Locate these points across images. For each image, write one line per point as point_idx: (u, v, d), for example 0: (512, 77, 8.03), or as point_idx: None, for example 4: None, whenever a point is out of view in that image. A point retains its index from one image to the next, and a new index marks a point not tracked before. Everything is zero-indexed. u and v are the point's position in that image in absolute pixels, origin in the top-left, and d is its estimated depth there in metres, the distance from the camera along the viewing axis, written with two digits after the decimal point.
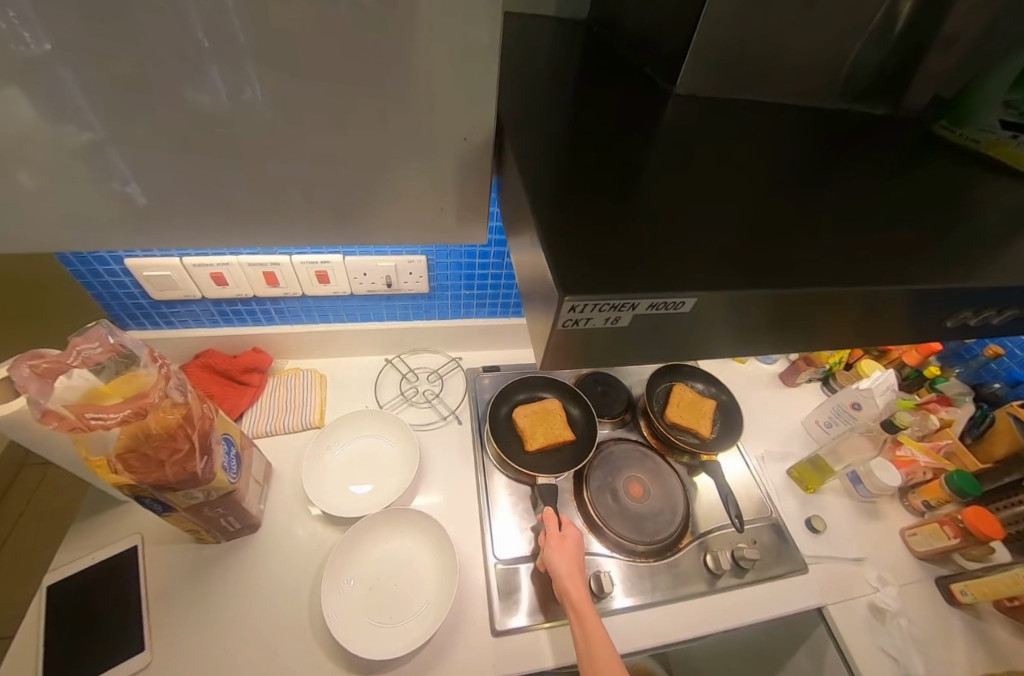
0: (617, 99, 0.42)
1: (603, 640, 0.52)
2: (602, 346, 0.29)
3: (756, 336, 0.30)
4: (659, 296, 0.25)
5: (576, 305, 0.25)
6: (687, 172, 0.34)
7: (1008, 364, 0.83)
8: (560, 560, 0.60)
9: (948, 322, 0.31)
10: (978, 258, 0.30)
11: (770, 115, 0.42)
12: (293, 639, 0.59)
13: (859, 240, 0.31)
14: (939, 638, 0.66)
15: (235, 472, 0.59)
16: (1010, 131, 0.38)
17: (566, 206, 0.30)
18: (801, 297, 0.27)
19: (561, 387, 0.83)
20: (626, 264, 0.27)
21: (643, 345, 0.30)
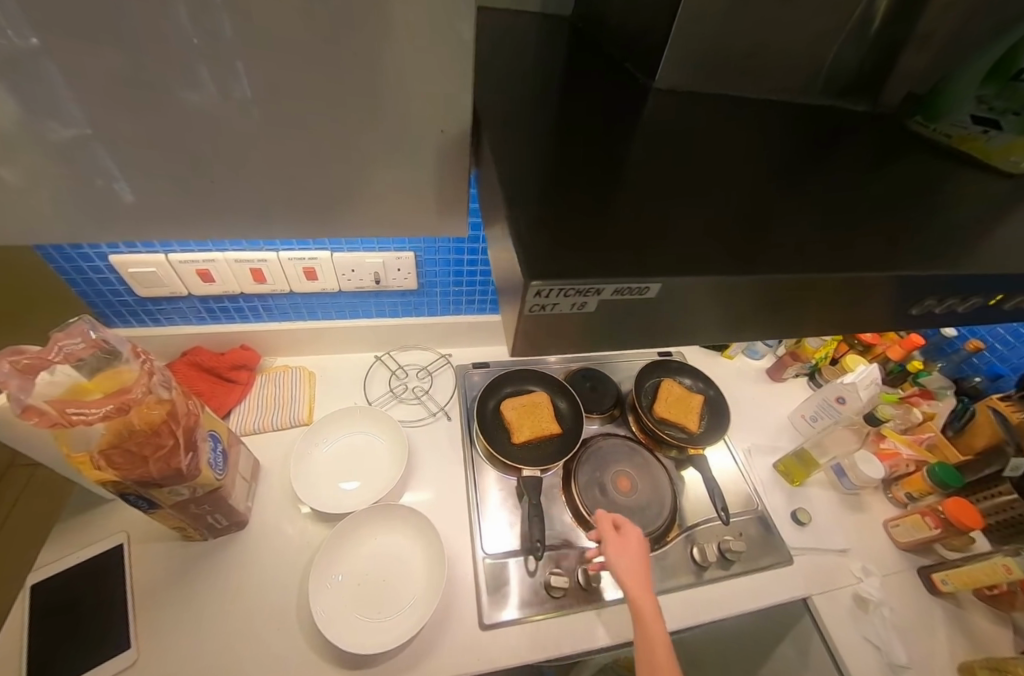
0: (600, 94, 0.43)
1: (660, 635, 0.53)
2: (574, 332, 0.29)
3: (736, 324, 0.31)
4: (625, 282, 0.26)
5: (540, 290, 0.25)
6: (666, 166, 0.35)
7: (989, 358, 0.85)
8: (621, 558, 0.60)
9: (918, 310, 0.32)
10: (951, 250, 0.31)
11: (749, 111, 0.43)
12: (282, 634, 0.59)
13: (832, 234, 0.31)
14: (921, 626, 0.67)
15: (221, 469, 0.59)
16: (980, 126, 0.38)
17: (547, 196, 0.30)
18: (779, 285, 0.28)
19: (549, 382, 0.84)
20: (595, 251, 0.27)
21: (616, 332, 0.30)
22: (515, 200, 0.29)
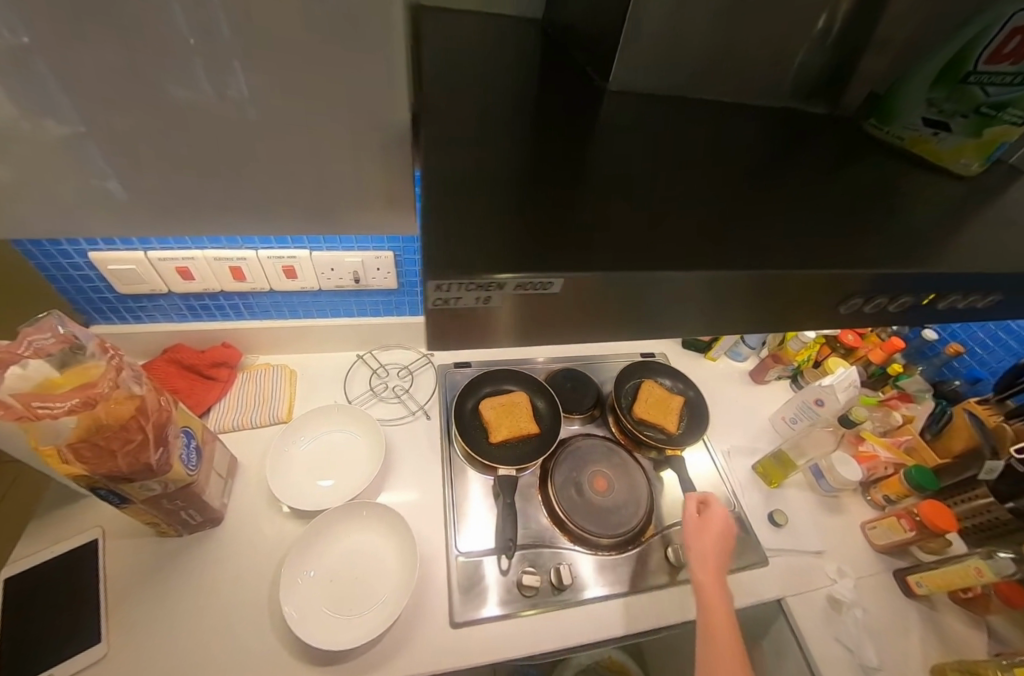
0: (563, 93, 0.43)
1: (723, 612, 0.57)
2: (484, 329, 0.28)
3: (717, 318, 0.31)
4: (527, 278, 0.25)
5: (441, 284, 0.24)
6: (617, 165, 0.35)
7: (968, 362, 0.86)
8: (698, 539, 0.63)
9: (855, 309, 0.32)
10: (894, 250, 0.31)
11: (709, 112, 0.43)
12: (252, 631, 0.59)
13: (778, 234, 0.31)
14: (894, 629, 0.67)
15: (194, 465, 0.60)
16: (932, 127, 0.37)
17: (473, 191, 0.29)
18: (747, 283, 0.29)
19: (527, 381, 0.84)
20: (500, 245, 0.26)
21: (527, 332, 0.28)
22: (452, 189, 0.29)
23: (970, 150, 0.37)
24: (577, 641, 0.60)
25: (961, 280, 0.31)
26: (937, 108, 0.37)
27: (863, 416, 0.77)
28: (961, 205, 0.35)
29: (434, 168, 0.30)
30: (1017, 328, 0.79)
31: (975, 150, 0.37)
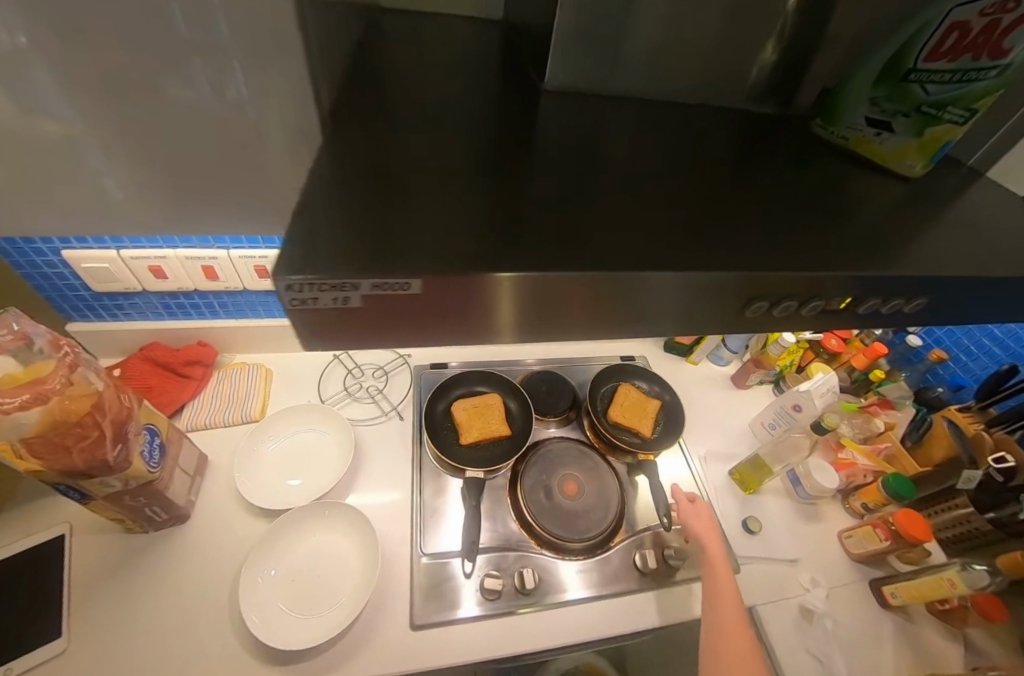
0: (512, 90, 0.42)
1: (731, 588, 0.60)
2: (340, 331, 0.24)
3: (698, 320, 0.29)
4: (386, 278, 0.22)
5: (287, 287, 0.20)
6: (567, 160, 0.34)
7: (953, 369, 0.84)
8: (697, 520, 0.68)
9: (767, 312, 0.30)
10: (832, 249, 0.30)
11: (659, 111, 0.43)
12: (212, 629, 0.59)
13: (714, 229, 0.30)
14: (868, 641, 0.66)
15: (156, 462, 0.60)
16: (875, 127, 0.34)
17: (372, 180, 0.27)
18: (731, 282, 0.27)
19: (499, 383, 0.84)
20: (435, 244, 0.24)
21: (390, 335, 0.25)
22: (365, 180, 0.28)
23: (912, 150, 0.34)
24: (567, 641, 0.60)
25: (904, 280, 0.29)
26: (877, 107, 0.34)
27: (835, 421, 0.77)
28: (911, 203, 0.34)
29: (354, 157, 0.29)
30: (1001, 334, 0.77)
31: (918, 151, 0.34)
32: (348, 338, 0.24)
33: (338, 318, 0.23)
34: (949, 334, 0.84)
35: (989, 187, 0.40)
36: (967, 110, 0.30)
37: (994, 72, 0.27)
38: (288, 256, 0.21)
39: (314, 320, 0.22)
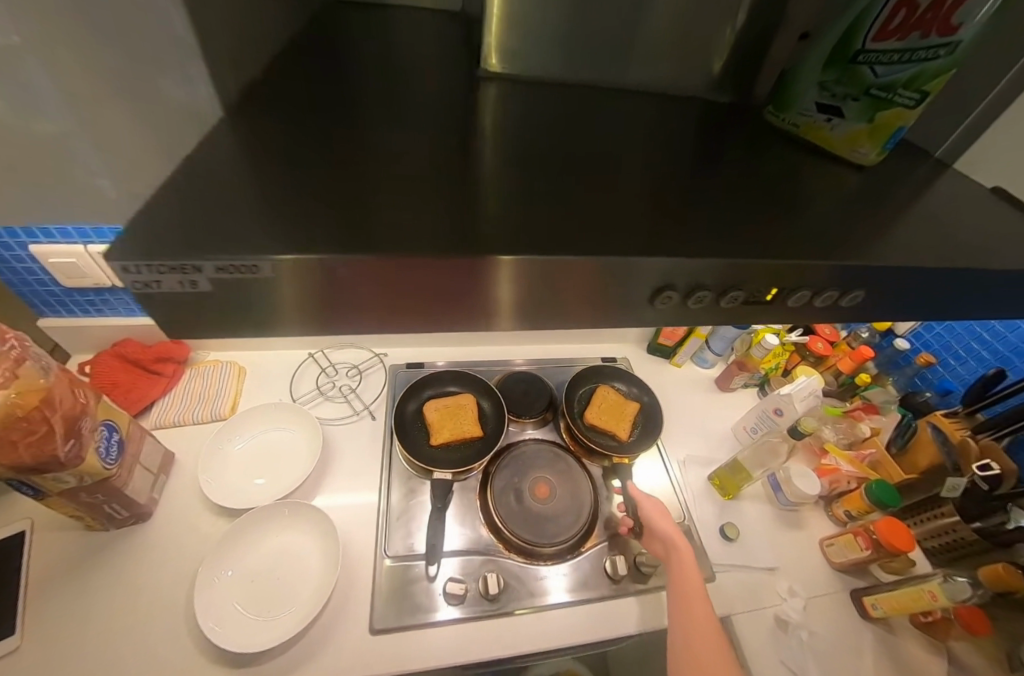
0: (462, 79, 0.41)
1: (697, 578, 0.59)
2: (200, 316, 0.23)
3: (687, 314, 0.29)
4: (238, 260, 0.20)
5: (124, 268, 0.19)
6: (538, 146, 0.33)
7: (941, 373, 0.82)
8: (652, 509, 0.66)
9: (678, 303, 0.27)
10: (777, 238, 0.28)
11: (612, 101, 0.42)
12: (166, 631, 0.57)
13: (656, 219, 0.28)
14: (847, 654, 0.63)
15: (113, 458, 0.59)
16: (824, 113, 0.33)
17: (279, 164, 0.26)
18: (724, 268, 0.26)
19: (471, 382, 0.83)
20: (419, 232, 0.23)
21: (262, 322, 0.24)
22: (276, 163, 0.27)
23: (864, 137, 0.32)
24: (553, 645, 0.59)
25: (849, 275, 0.28)
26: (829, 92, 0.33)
27: (813, 427, 0.73)
28: (868, 192, 0.32)
29: (275, 143, 0.28)
30: (989, 337, 0.75)
31: (870, 137, 0.32)
32: (349, 323, 0.24)
33: (330, 302, 0.23)
34: (938, 337, 0.82)
35: (955, 180, 0.38)
36: (918, 92, 0.28)
37: (943, 50, 0.25)
38: (272, 243, 0.21)
39: (308, 305, 0.23)
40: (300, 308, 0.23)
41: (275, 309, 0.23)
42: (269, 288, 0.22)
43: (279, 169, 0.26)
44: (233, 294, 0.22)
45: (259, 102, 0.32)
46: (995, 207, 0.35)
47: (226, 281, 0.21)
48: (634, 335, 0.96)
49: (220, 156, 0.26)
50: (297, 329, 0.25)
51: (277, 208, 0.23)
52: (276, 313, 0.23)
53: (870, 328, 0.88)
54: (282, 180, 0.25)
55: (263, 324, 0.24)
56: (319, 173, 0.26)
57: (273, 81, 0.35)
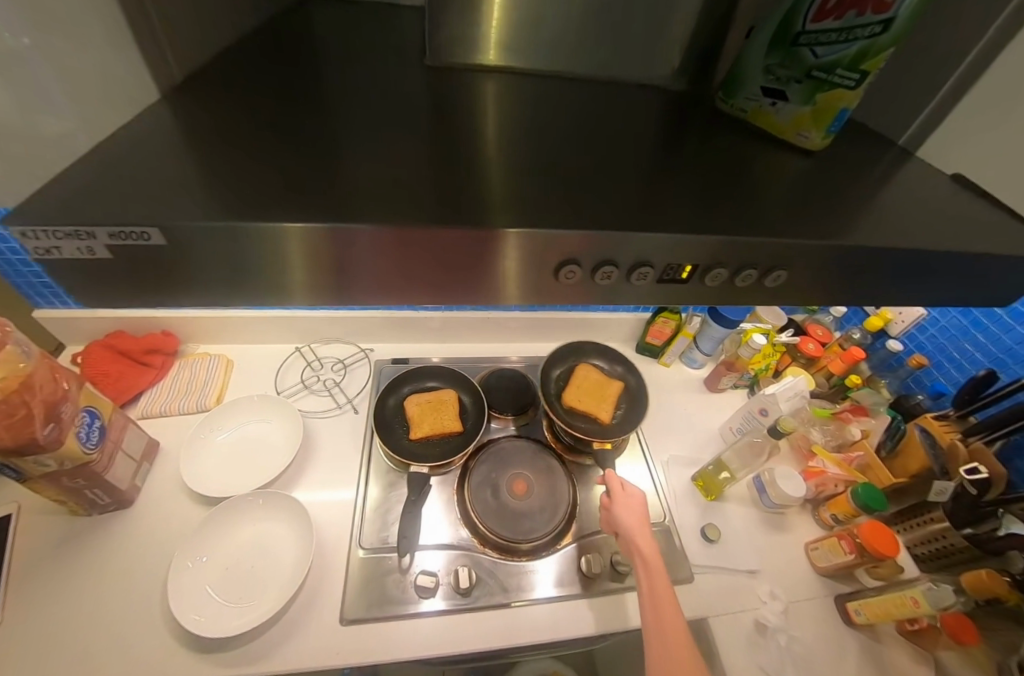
0: (427, 68, 0.41)
1: (670, 597, 0.55)
2: (124, 280, 0.26)
3: (666, 294, 0.33)
4: (203, 229, 0.24)
5: (21, 234, 0.22)
6: (534, 132, 0.35)
7: (935, 376, 0.80)
8: (628, 516, 0.62)
9: (585, 278, 0.30)
10: (712, 225, 0.29)
11: (580, 93, 0.43)
12: (142, 617, 0.58)
13: (605, 205, 0.29)
14: (828, 662, 0.61)
15: (94, 443, 0.60)
16: (769, 97, 0.35)
17: (246, 149, 0.29)
18: (715, 247, 0.29)
19: (451, 377, 0.83)
20: (414, 206, 0.27)
21: (212, 286, 0.27)
22: (238, 153, 0.29)
23: (808, 120, 0.34)
24: (529, 640, 0.59)
25: None
26: (774, 77, 0.35)
27: (794, 427, 0.70)
28: (809, 187, 0.33)
29: (236, 136, 0.30)
30: (983, 339, 0.73)
31: (813, 121, 0.34)
32: (355, 288, 0.29)
33: (338, 269, 0.27)
34: (929, 338, 0.80)
35: (913, 174, 0.38)
36: (857, 72, 0.29)
37: (880, 26, 0.27)
38: (288, 214, 0.25)
39: (317, 270, 0.27)
40: (313, 272, 0.27)
41: (286, 273, 0.27)
42: (282, 250, 0.26)
43: (288, 152, 0.30)
44: (240, 257, 0.26)
45: (216, 93, 0.33)
46: (949, 199, 0.35)
47: (226, 241, 0.25)
48: (622, 334, 0.95)
49: (170, 152, 0.27)
50: (307, 294, 0.29)
51: (274, 188, 0.27)
52: (288, 277, 0.27)
53: (862, 328, 0.87)
54: (298, 160, 0.29)
55: (277, 289, 0.28)
56: (315, 155, 0.30)
57: (235, 73, 0.36)
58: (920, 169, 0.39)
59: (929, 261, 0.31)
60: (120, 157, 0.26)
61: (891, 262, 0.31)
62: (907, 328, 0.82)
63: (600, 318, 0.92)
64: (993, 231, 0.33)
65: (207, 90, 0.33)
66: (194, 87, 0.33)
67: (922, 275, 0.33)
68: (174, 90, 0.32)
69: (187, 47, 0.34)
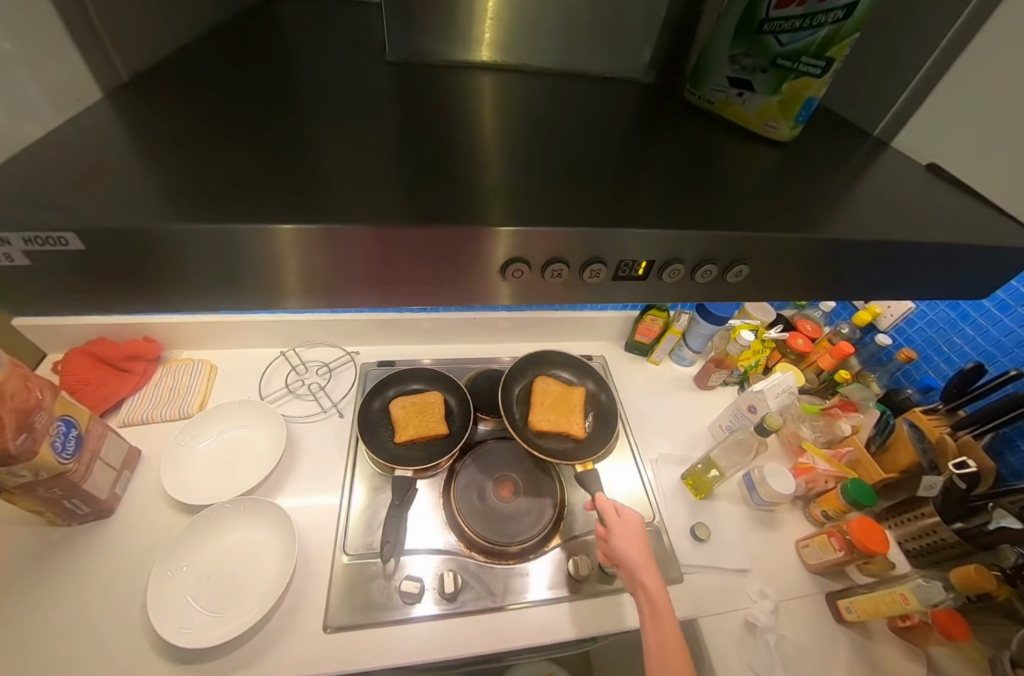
0: (395, 65, 0.40)
1: (676, 637, 0.51)
2: (93, 282, 0.25)
3: (649, 290, 0.33)
4: (194, 232, 0.24)
5: None
6: (522, 128, 0.35)
7: (923, 370, 0.79)
8: (630, 546, 0.58)
9: (532, 276, 0.29)
10: (689, 219, 0.29)
11: (555, 87, 0.42)
12: (123, 629, 0.57)
13: (580, 201, 0.29)
14: (820, 659, 0.61)
15: (70, 452, 0.58)
16: (737, 88, 0.35)
17: (186, 147, 0.28)
18: (712, 241, 0.29)
19: (435, 379, 0.82)
20: (376, 206, 0.26)
21: (193, 290, 0.27)
22: (184, 153, 0.28)
23: (775, 110, 0.34)
24: (520, 643, 0.58)
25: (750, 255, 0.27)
26: (740, 67, 0.34)
27: (781, 424, 0.69)
28: (781, 179, 0.33)
29: (189, 134, 0.29)
30: (972, 332, 0.72)
31: (781, 111, 0.33)
32: (344, 288, 0.29)
33: (329, 270, 0.27)
34: (917, 331, 0.80)
35: (888, 164, 0.37)
36: (824, 58, 0.30)
37: (843, 11, 0.27)
38: (280, 214, 0.25)
39: (313, 271, 0.27)
40: (303, 272, 0.27)
41: (278, 272, 0.27)
42: (278, 254, 0.26)
43: (263, 151, 0.29)
44: (231, 258, 0.25)
45: (168, 93, 0.32)
46: (925, 190, 0.34)
47: (220, 242, 0.24)
48: (611, 332, 0.94)
49: (113, 153, 0.26)
50: (297, 297, 0.29)
51: (218, 183, 0.26)
52: (282, 279, 0.27)
53: (851, 323, 0.85)
54: (271, 158, 0.29)
55: (269, 289, 0.28)
56: (272, 150, 0.29)
57: (188, 72, 0.35)
58: (896, 160, 0.38)
59: (902, 252, 0.31)
60: (57, 157, 0.25)
61: (861, 256, 0.31)
62: (896, 322, 0.81)
63: (588, 317, 0.91)
64: (970, 222, 0.32)
65: (159, 90, 0.32)
66: (145, 88, 0.32)
67: (899, 266, 0.32)
68: (122, 91, 0.31)
69: (137, 44, 0.33)
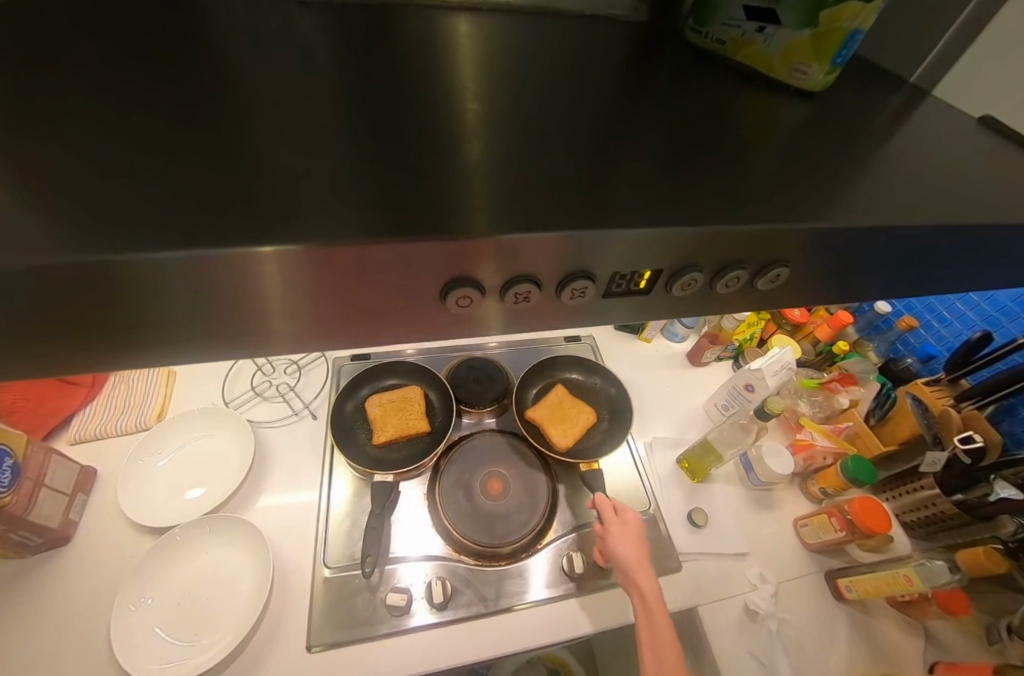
0: (321, 8, 0.32)
1: (671, 649, 0.48)
2: (22, 331, 0.19)
3: (641, 303, 0.27)
4: (170, 264, 0.18)
5: None
6: (485, 85, 0.27)
7: (923, 337, 0.76)
8: (627, 548, 0.55)
9: (492, 301, 0.24)
10: (706, 204, 0.23)
11: (527, 29, 0.34)
12: (88, 664, 0.53)
13: (570, 189, 0.22)
14: (819, 640, 0.60)
15: (8, 484, 0.50)
16: (757, 22, 0.29)
17: (21, 124, 0.21)
18: (751, 237, 0.23)
19: (417, 373, 0.76)
20: (348, 211, 0.20)
21: (117, 342, 0.21)
22: (24, 139, 0.20)
23: (807, 51, 0.28)
24: (518, 648, 0.56)
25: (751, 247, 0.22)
26: None
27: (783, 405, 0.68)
28: (804, 143, 0.27)
29: (31, 111, 0.21)
30: (976, 297, 0.69)
31: (818, 53, 0.28)
32: (341, 325, 0.23)
33: (319, 299, 0.21)
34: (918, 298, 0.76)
35: (922, 122, 0.31)
36: None
37: None
38: (251, 233, 0.19)
39: (301, 307, 0.21)
40: (309, 305, 0.22)
41: (264, 311, 0.21)
42: (254, 285, 0.20)
43: (155, 132, 0.22)
44: (203, 297, 0.20)
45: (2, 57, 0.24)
46: (966, 151, 0.29)
47: (190, 278, 0.19)
48: None
49: None
50: (300, 341, 0.24)
51: (64, 176, 0.19)
52: (261, 318, 0.22)
53: None
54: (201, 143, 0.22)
55: (250, 334, 0.22)
56: (150, 125, 0.22)
57: (31, 25, 0.26)
58: (930, 116, 0.32)
59: (946, 237, 0.26)
60: None
61: (902, 241, 0.25)
62: None
63: None
64: (1005, 193, 0.27)
65: None
66: None
67: (942, 251, 0.27)
68: None
69: None
